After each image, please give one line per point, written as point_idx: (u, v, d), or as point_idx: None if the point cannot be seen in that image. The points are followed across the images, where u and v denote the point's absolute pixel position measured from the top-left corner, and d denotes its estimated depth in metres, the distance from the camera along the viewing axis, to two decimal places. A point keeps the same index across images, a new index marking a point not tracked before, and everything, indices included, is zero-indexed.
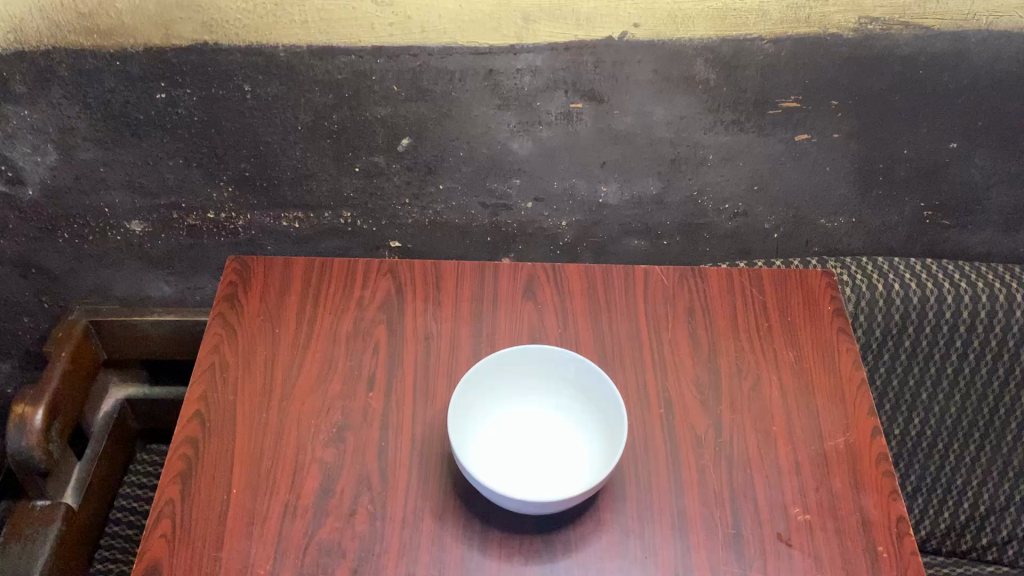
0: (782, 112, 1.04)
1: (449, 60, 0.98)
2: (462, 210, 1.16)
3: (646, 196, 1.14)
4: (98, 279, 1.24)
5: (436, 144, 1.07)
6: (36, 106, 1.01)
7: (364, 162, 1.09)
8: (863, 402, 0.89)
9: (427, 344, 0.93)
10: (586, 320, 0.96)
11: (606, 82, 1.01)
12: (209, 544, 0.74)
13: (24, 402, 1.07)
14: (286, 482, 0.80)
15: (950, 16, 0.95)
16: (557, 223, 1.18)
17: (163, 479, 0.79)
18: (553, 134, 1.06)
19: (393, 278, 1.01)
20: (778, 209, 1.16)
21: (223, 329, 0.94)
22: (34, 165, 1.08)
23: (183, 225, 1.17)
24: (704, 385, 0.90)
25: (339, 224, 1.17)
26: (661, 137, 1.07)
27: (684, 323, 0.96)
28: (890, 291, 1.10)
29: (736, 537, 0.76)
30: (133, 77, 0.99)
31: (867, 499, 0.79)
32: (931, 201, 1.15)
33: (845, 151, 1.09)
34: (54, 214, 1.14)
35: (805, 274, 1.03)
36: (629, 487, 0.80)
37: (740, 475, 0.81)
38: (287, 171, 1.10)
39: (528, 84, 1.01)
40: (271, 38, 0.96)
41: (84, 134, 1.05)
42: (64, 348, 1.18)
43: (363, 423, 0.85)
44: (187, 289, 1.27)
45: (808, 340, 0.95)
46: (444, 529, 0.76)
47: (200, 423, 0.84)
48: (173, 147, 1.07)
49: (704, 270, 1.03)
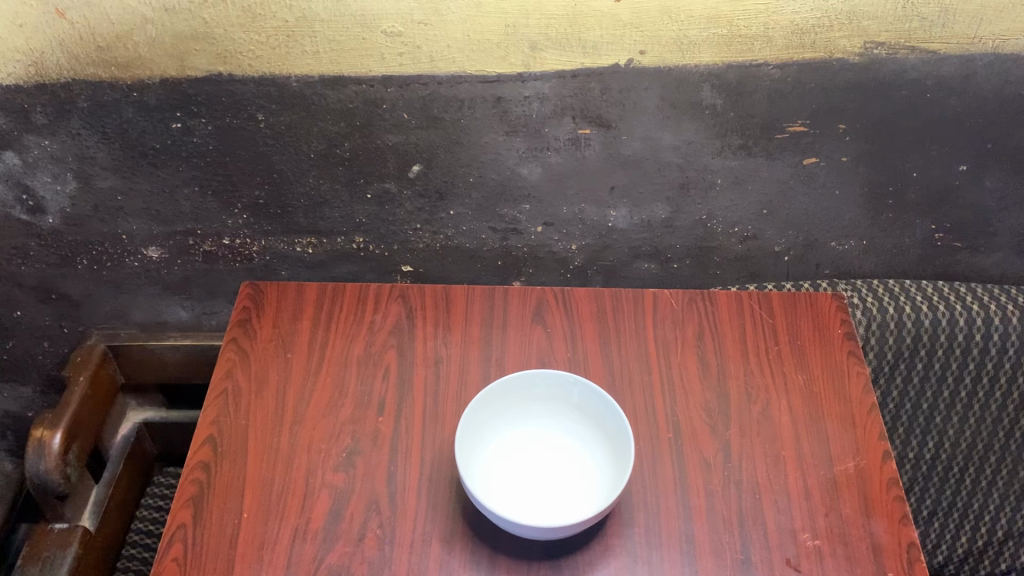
0: (790, 135, 1.04)
1: (458, 89, 1.00)
2: (473, 235, 1.17)
3: (655, 220, 1.15)
4: (117, 305, 1.26)
5: (446, 170, 1.08)
6: (55, 136, 1.03)
7: (376, 189, 1.11)
8: (874, 427, 0.88)
9: (437, 368, 0.94)
10: (595, 344, 0.97)
11: (614, 109, 1.02)
12: (220, 569, 0.76)
13: (42, 426, 1.09)
14: (297, 507, 0.81)
15: (956, 40, 0.96)
16: (567, 246, 1.18)
17: (175, 504, 0.81)
18: (562, 159, 1.07)
19: (403, 302, 1.02)
20: (788, 232, 1.16)
21: (237, 354, 0.96)
22: (54, 193, 1.10)
23: (199, 252, 1.19)
24: (713, 409, 0.90)
25: (352, 249, 1.19)
26: (669, 162, 1.07)
27: (694, 347, 0.97)
28: (901, 314, 1.10)
29: (745, 562, 0.76)
30: (149, 107, 1.01)
31: (877, 525, 0.79)
32: (942, 224, 1.14)
33: (854, 175, 1.09)
34: (75, 242, 1.16)
35: (815, 297, 1.03)
36: (637, 512, 0.80)
37: (750, 501, 0.81)
38: (301, 198, 1.12)
39: (536, 111, 1.02)
40: (283, 69, 0.97)
41: (102, 164, 1.07)
42: (82, 373, 1.19)
43: (373, 449, 0.86)
44: (203, 314, 1.29)
45: (818, 364, 0.95)
46: (452, 554, 0.77)
47: (213, 448, 0.86)
48: (189, 175, 1.09)
49: (714, 293, 1.03)
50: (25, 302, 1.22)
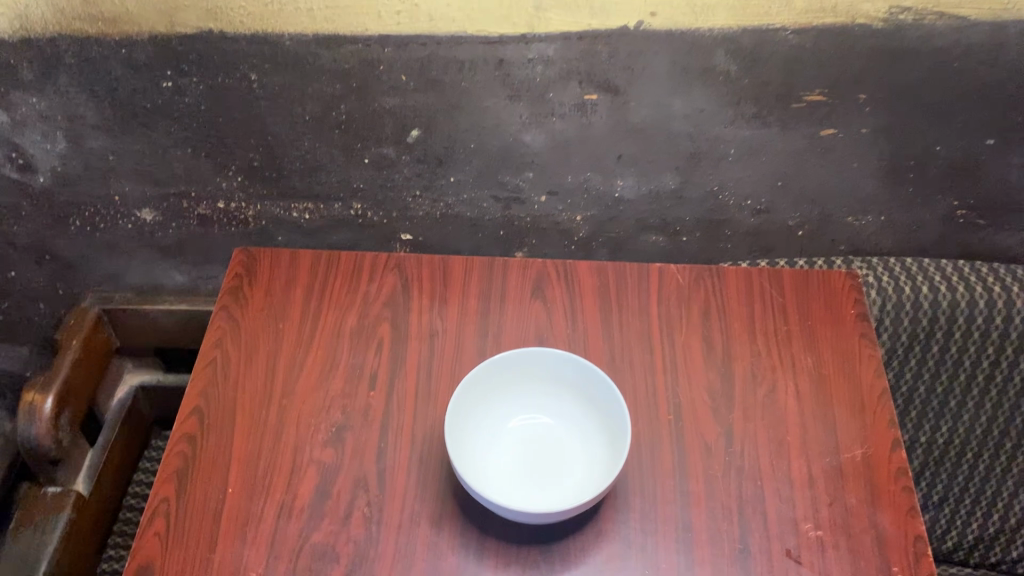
0: (807, 105, 0.99)
1: (458, 50, 0.95)
2: (474, 204, 1.13)
3: (663, 191, 1.10)
4: (111, 267, 1.23)
5: (446, 136, 1.04)
6: (43, 93, 1.00)
7: (373, 154, 1.07)
8: (884, 413, 0.85)
9: (431, 342, 0.91)
10: (596, 321, 0.93)
11: (623, 73, 0.97)
12: (203, 545, 0.74)
13: (34, 389, 1.08)
14: (283, 483, 0.79)
15: (987, 6, 0.90)
16: (571, 217, 1.15)
17: (158, 477, 0.79)
18: (566, 126, 1.03)
19: (399, 273, 0.99)
20: (803, 206, 1.11)
21: (226, 323, 0.93)
22: (44, 152, 1.07)
23: (193, 215, 1.16)
24: (716, 390, 0.87)
25: (349, 216, 1.15)
26: (679, 131, 1.03)
27: (699, 325, 0.93)
28: (918, 294, 1.05)
29: (743, 552, 0.73)
30: (138, 65, 0.97)
31: (882, 516, 0.76)
32: (965, 200, 1.09)
33: (873, 147, 1.04)
34: (67, 202, 1.14)
35: (828, 274, 0.99)
36: (632, 497, 0.77)
37: (751, 488, 0.78)
38: (297, 161, 1.08)
39: (540, 75, 0.97)
40: (276, 27, 0.93)
41: (92, 123, 1.04)
42: (76, 333, 1.18)
43: (363, 425, 0.83)
44: (199, 278, 1.26)
45: (828, 345, 0.91)
46: (440, 535, 0.74)
47: (199, 420, 0.84)
48: (181, 136, 1.05)
49: (722, 269, 0.99)
50: (19, 262, 1.20)
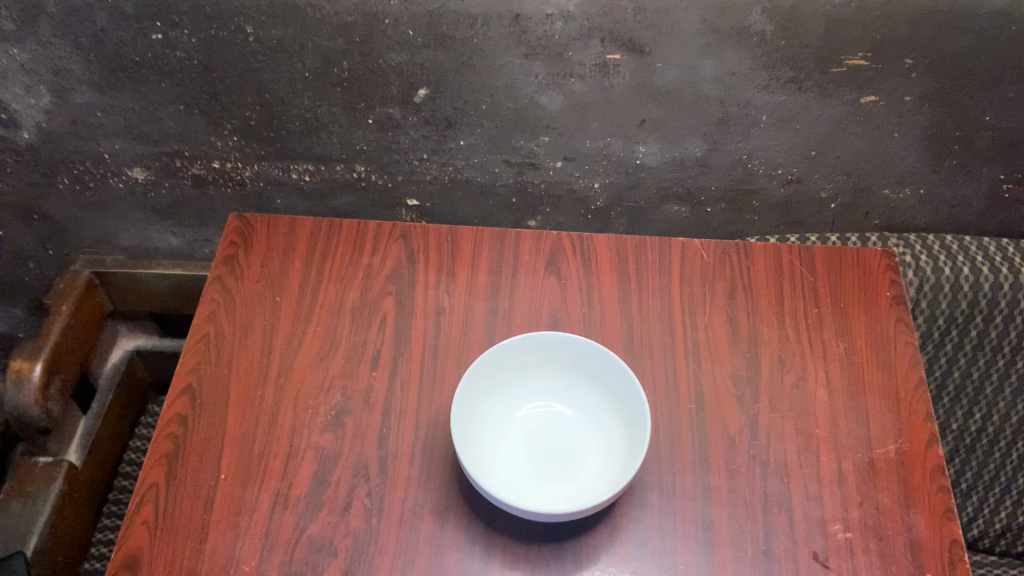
0: (846, 70, 0.92)
1: (469, 3, 0.88)
2: (485, 168, 1.06)
3: (688, 158, 1.04)
4: (104, 228, 1.18)
5: (456, 97, 0.97)
6: (24, 45, 0.93)
7: (377, 114, 1.00)
8: (920, 406, 0.79)
9: (438, 319, 0.86)
10: (614, 300, 0.87)
11: (648, 31, 0.89)
12: (193, 535, 0.69)
13: (21, 357, 1.03)
14: (278, 469, 0.74)
15: None
16: (588, 184, 1.08)
17: (146, 461, 0.74)
18: (586, 88, 0.96)
19: (405, 244, 0.93)
20: (836, 177, 1.05)
21: (221, 295, 0.88)
22: (28, 107, 1.00)
23: (188, 175, 1.10)
24: (741, 377, 0.81)
25: (353, 178, 1.09)
26: (708, 94, 0.96)
27: (724, 307, 0.87)
28: (958, 275, 1.00)
29: (768, 555, 0.68)
30: (126, 15, 0.90)
31: (916, 518, 0.71)
32: (1012, 174, 1.02)
33: (915, 115, 0.96)
34: (54, 160, 1.07)
35: (862, 253, 0.92)
36: (650, 492, 0.72)
37: (777, 485, 0.73)
38: (296, 121, 1.01)
39: (559, 31, 0.90)
40: None
41: (78, 77, 0.97)
42: (66, 298, 1.13)
43: (364, 408, 0.78)
44: (195, 240, 1.20)
45: (861, 329, 0.85)
46: (444, 529, 0.70)
47: (190, 399, 0.78)
48: (172, 92, 0.99)
49: (749, 245, 0.93)
50: (7, 222, 1.15)
